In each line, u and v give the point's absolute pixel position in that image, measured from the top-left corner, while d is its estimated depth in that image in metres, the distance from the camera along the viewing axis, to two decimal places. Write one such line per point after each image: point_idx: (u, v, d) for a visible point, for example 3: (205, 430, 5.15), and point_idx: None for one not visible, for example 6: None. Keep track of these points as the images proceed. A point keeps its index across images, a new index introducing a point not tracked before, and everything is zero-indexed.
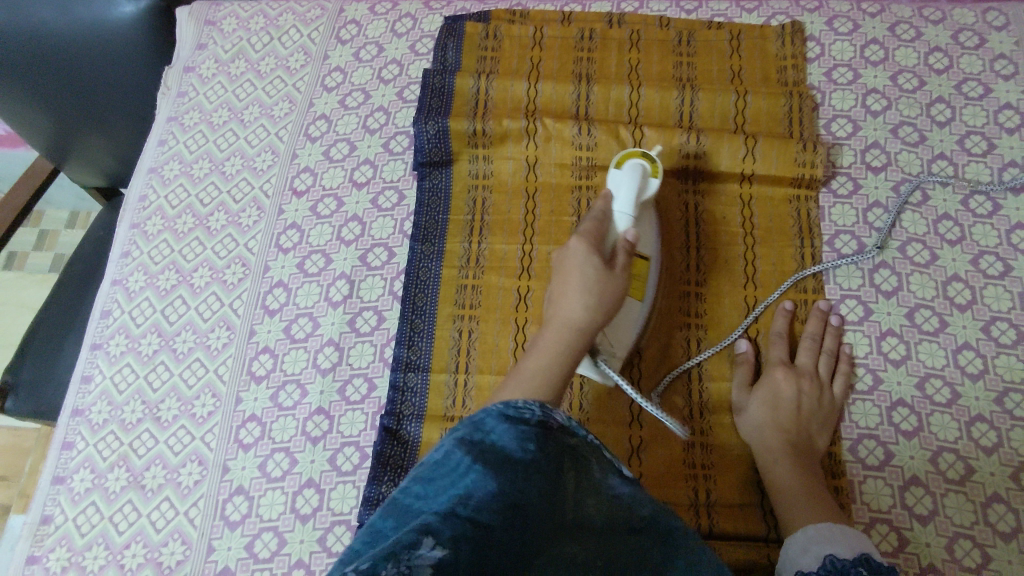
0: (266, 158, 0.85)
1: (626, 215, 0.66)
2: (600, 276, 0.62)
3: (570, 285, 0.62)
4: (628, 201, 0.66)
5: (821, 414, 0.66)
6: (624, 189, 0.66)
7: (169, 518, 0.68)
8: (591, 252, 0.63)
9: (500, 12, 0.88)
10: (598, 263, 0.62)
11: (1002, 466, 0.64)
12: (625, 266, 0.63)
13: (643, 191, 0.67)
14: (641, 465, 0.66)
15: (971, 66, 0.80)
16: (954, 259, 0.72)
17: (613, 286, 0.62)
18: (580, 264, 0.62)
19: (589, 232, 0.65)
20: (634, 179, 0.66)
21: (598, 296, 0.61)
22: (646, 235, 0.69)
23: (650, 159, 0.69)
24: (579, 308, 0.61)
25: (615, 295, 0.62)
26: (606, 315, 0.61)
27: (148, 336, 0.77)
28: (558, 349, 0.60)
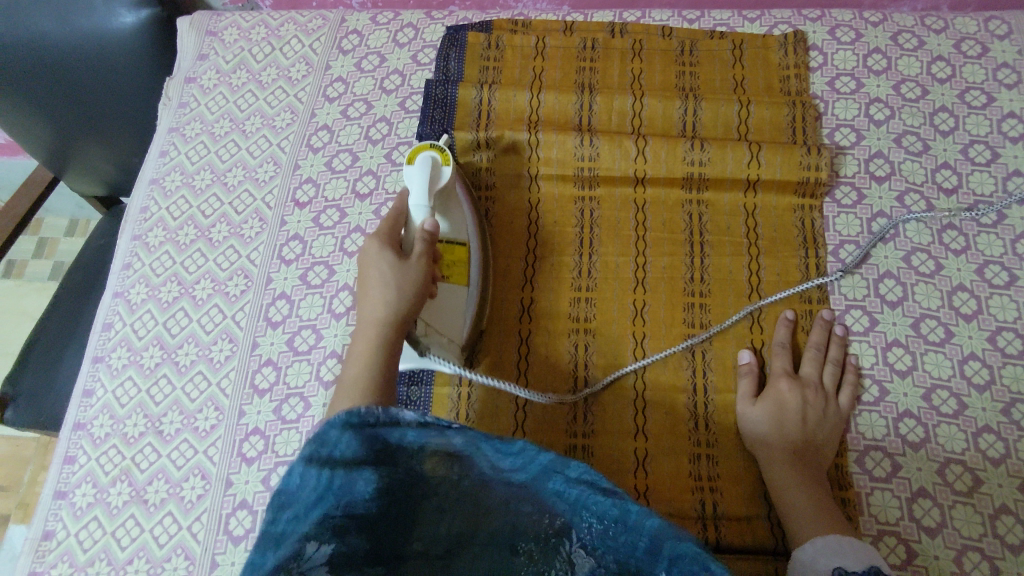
0: (268, 169, 0.85)
1: (422, 208, 0.67)
2: (397, 268, 0.61)
3: (371, 281, 0.61)
4: (423, 193, 0.67)
5: (828, 425, 0.66)
6: (416, 184, 0.68)
7: (172, 533, 0.68)
8: (384, 246, 0.62)
9: (502, 22, 0.88)
10: (392, 258, 0.61)
11: (1009, 477, 0.64)
12: (424, 254, 0.63)
13: (436, 181, 0.69)
14: (646, 478, 0.66)
15: (974, 75, 0.80)
16: (959, 268, 0.72)
17: (412, 275, 0.61)
18: (375, 261, 0.61)
19: (383, 229, 0.64)
20: (425, 171, 0.69)
21: (397, 286, 0.60)
22: (454, 221, 0.71)
23: (439, 151, 0.71)
24: (381, 301, 0.59)
25: (417, 283, 0.61)
26: (411, 301, 0.60)
27: (151, 348, 0.77)
28: (371, 345, 0.57)
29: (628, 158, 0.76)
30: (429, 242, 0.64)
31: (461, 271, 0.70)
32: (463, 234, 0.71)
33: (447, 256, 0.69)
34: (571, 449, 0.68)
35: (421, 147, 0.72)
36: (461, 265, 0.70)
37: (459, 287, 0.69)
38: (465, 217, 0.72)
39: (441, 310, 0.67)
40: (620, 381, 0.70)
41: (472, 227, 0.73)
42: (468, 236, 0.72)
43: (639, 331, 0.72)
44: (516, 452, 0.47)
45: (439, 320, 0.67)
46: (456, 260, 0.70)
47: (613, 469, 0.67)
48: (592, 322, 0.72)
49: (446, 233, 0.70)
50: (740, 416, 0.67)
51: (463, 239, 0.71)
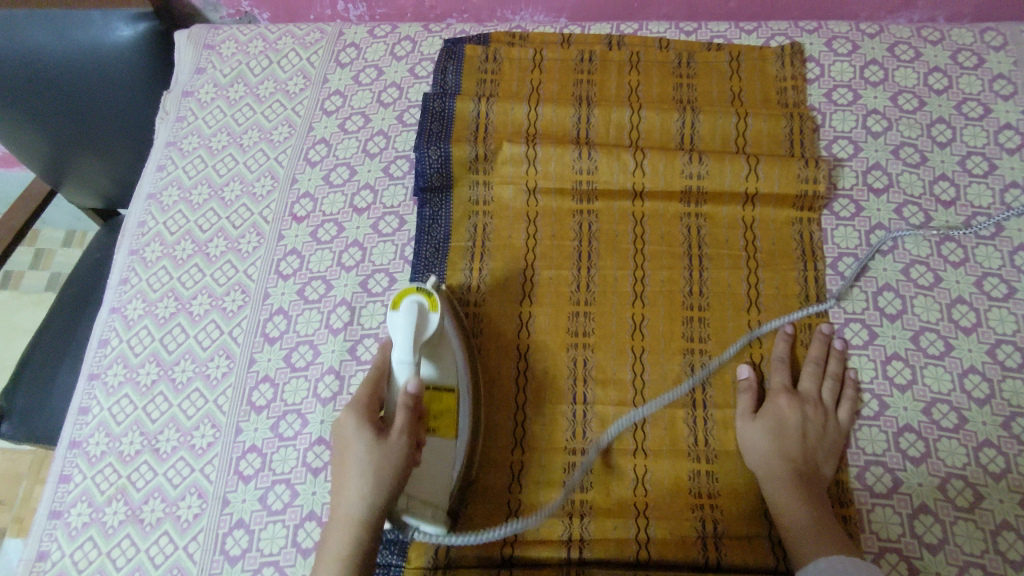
0: (265, 183, 0.84)
1: (406, 365, 0.62)
2: (374, 452, 0.56)
3: (347, 469, 0.56)
4: (407, 348, 0.62)
5: (828, 440, 0.66)
6: (400, 335, 0.62)
7: (169, 552, 0.67)
8: (362, 424, 0.58)
9: (500, 35, 0.88)
10: (370, 436, 0.57)
11: (1011, 493, 0.63)
12: (406, 428, 0.58)
13: (422, 332, 0.63)
14: (646, 496, 0.66)
15: (970, 86, 0.80)
16: (958, 281, 0.72)
17: (391, 458, 0.56)
18: (352, 441, 0.57)
19: (361, 400, 0.60)
20: (410, 321, 0.63)
21: (374, 475, 0.55)
22: (444, 369, 0.65)
23: (427, 293, 0.65)
24: (355, 497, 0.55)
25: (395, 470, 0.56)
26: (388, 493, 0.56)
27: (147, 365, 0.76)
28: (344, 553, 0.54)
29: (626, 171, 0.76)
30: (412, 410, 0.59)
31: (450, 425, 0.64)
32: (452, 379, 0.66)
33: (435, 410, 0.64)
34: (570, 467, 0.67)
35: (407, 287, 0.66)
36: (450, 419, 0.64)
37: (447, 443, 0.64)
38: (456, 360, 0.67)
39: (428, 475, 0.62)
40: (620, 396, 0.70)
41: (462, 370, 0.67)
42: (458, 382, 0.66)
43: (638, 345, 0.71)
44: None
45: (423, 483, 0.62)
46: (444, 412, 0.64)
47: (613, 488, 0.66)
48: (590, 337, 0.72)
49: (434, 381, 0.65)
50: (740, 433, 0.67)
51: (452, 387, 0.66)
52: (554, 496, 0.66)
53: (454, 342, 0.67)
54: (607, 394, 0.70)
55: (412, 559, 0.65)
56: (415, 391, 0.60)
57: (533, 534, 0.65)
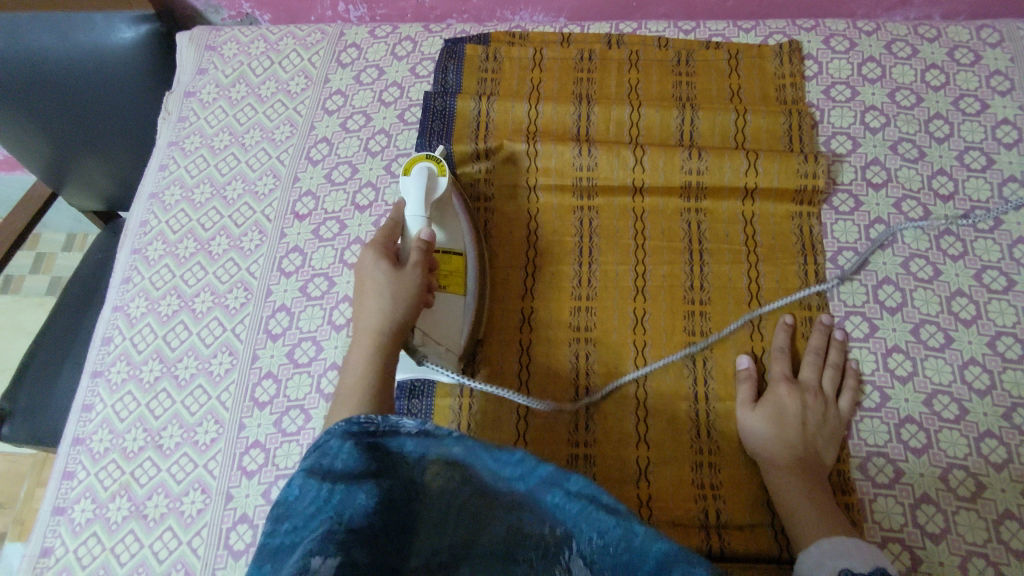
0: (267, 181, 0.85)
1: (418, 218, 0.68)
2: (391, 279, 0.62)
3: (367, 295, 0.62)
4: (420, 205, 0.69)
5: (828, 428, 0.66)
6: (413, 195, 0.69)
7: (172, 548, 0.67)
8: (380, 258, 0.63)
9: (500, 34, 0.88)
10: (387, 266, 0.63)
11: (1012, 482, 0.63)
12: (419, 263, 0.64)
13: (432, 192, 0.70)
14: (648, 487, 0.66)
15: (967, 82, 0.81)
16: (957, 274, 0.72)
17: (405, 286, 0.62)
18: (371, 272, 0.63)
19: (379, 240, 0.66)
20: (421, 183, 0.69)
21: (392, 296, 0.61)
22: (452, 231, 0.71)
23: (435, 161, 0.72)
24: (375, 316, 0.60)
25: (411, 295, 0.62)
26: (403, 314, 0.61)
27: (150, 362, 0.77)
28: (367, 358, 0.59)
29: (626, 167, 0.77)
30: (425, 253, 0.65)
31: (459, 281, 0.69)
32: (461, 243, 0.71)
33: (447, 264, 0.69)
34: (572, 459, 0.67)
35: (416, 156, 0.73)
36: (460, 275, 0.69)
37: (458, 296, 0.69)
38: (461, 226, 0.72)
39: (443, 320, 0.67)
40: (621, 389, 0.70)
41: (468, 237, 0.73)
42: (465, 246, 0.72)
43: (640, 339, 0.72)
44: (516, 461, 0.47)
45: (438, 327, 0.67)
46: (454, 270, 0.69)
47: (615, 478, 0.66)
48: (592, 331, 0.72)
49: (444, 242, 0.70)
50: (740, 423, 0.67)
51: (461, 249, 0.71)
52: None
53: (462, 211, 0.74)
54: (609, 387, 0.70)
55: None
56: (426, 239, 0.66)
57: None
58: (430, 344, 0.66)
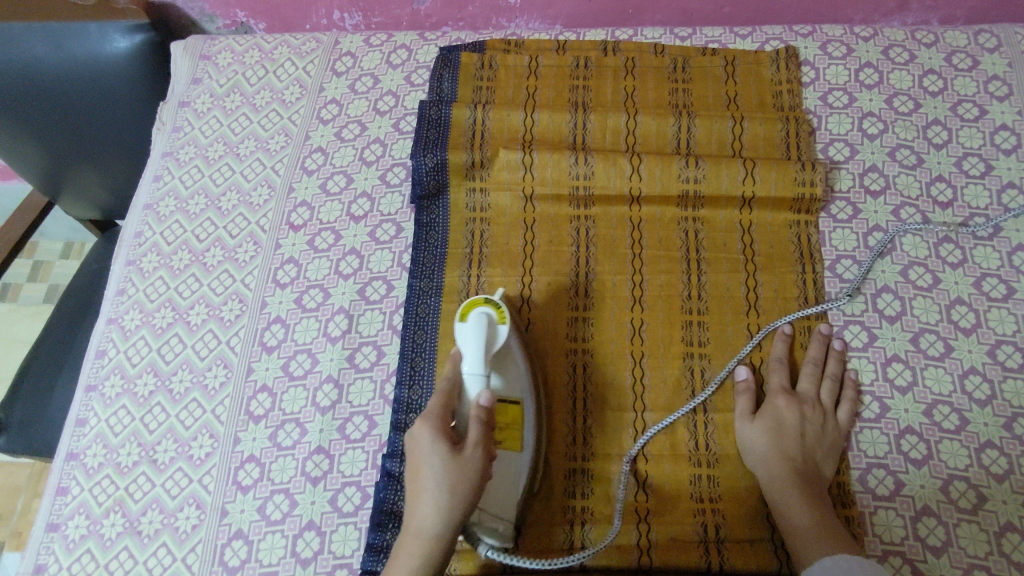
0: (262, 192, 0.84)
1: (478, 379, 0.63)
2: (450, 468, 0.57)
3: (422, 481, 0.57)
4: (478, 361, 0.63)
5: (827, 440, 0.66)
6: (471, 351, 0.63)
7: (167, 564, 0.67)
8: (438, 438, 0.58)
9: (495, 42, 0.88)
10: (446, 452, 0.57)
11: (1014, 494, 0.63)
12: (479, 443, 0.58)
13: (492, 344, 0.64)
14: (647, 501, 0.65)
15: (965, 87, 0.81)
16: (956, 282, 0.72)
17: (465, 475, 0.57)
18: (427, 456, 0.57)
19: (436, 414, 0.60)
20: (479, 336, 0.64)
21: (449, 491, 0.56)
22: (510, 381, 0.65)
23: (495, 305, 0.66)
24: (431, 514, 0.56)
25: (471, 484, 0.57)
26: (462, 508, 0.57)
27: (145, 376, 0.76)
28: (417, 560, 0.55)
29: (623, 176, 0.76)
30: (484, 427, 0.59)
31: (516, 438, 0.64)
32: (517, 391, 0.66)
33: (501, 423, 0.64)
34: (571, 473, 0.67)
35: (476, 300, 0.67)
36: (515, 432, 0.64)
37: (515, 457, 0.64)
38: (519, 372, 0.67)
39: (496, 489, 0.62)
40: (619, 401, 0.69)
41: (527, 382, 0.67)
42: (522, 394, 0.66)
43: (638, 350, 0.71)
44: None
45: (492, 499, 0.62)
46: (510, 426, 0.64)
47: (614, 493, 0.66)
48: (590, 343, 0.72)
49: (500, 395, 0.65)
50: (740, 435, 0.67)
51: (517, 400, 0.65)
52: (557, 504, 0.66)
53: (520, 358, 0.67)
54: (607, 400, 0.70)
55: None
56: (486, 409, 0.60)
57: (534, 540, 0.64)
58: (485, 522, 0.61)
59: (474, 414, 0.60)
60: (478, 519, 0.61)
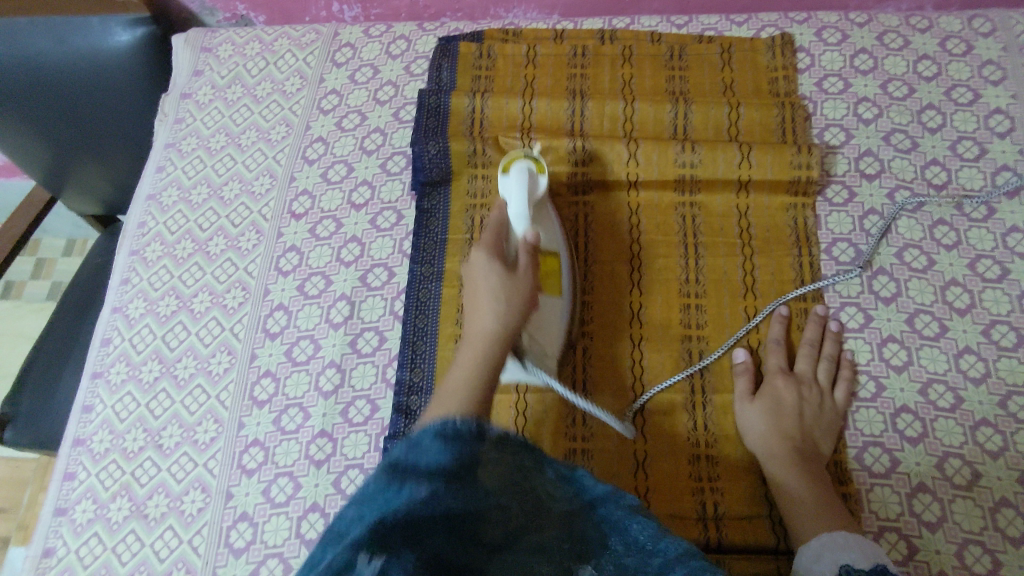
0: (264, 182, 0.85)
1: (523, 218, 0.67)
2: (505, 282, 0.60)
3: (479, 296, 0.60)
4: (523, 204, 0.67)
5: (825, 419, 0.66)
6: (514, 195, 0.68)
7: (173, 547, 0.68)
8: (492, 258, 0.62)
9: (493, 32, 0.89)
10: (502, 269, 0.61)
11: (1008, 470, 0.64)
12: (529, 266, 0.62)
13: (532, 193, 0.70)
14: (647, 479, 0.66)
15: (959, 72, 0.81)
16: (951, 264, 0.72)
17: (520, 289, 0.60)
18: (484, 273, 0.61)
19: (489, 241, 0.64)
20: (523, 181, 0.69)
21: (506, 302, 0.59)
22: (548, 235, 0.70)
23: (534, 160, 0.72)
24: (490, 318, 0.58)
25: (525, 296, 0.60)
26: (519, 316, 0.59)
27: (150, 363, 0.77)
28: (478, 362, 0.56)
29: (620, 161, 0.77)
30: (532, 254, 0.64)
31: (555, 284, 0.68)
32: (553, 247, 0.70)
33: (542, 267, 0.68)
34: (570, 453, 0.68)
35: (513, 156, 0.73)
36: (556, 278, 0.69)
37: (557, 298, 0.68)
38: (554, 230, 0.72)
39: (544, 325, 0.66)
40: (619, 383, 0.70)
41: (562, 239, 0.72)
42: (559, 249, 0.71)
43: (637, 332, 0.72)
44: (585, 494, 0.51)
45: (540, 330, 0.66)
46: (550, 272, 0.69)
47: (614, 472, 0.66)
48: (589, 326, 0.73)
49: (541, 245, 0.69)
50: (739, 415, 0.67)
51: (554, 252, 0.70)
52: None
53: (554, 217, 0.73)
54: (607, 382, 0.70)
55: None
56: (533, 241, 0.64)
57: None
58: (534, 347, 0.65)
59: (523, 241, 0.64)
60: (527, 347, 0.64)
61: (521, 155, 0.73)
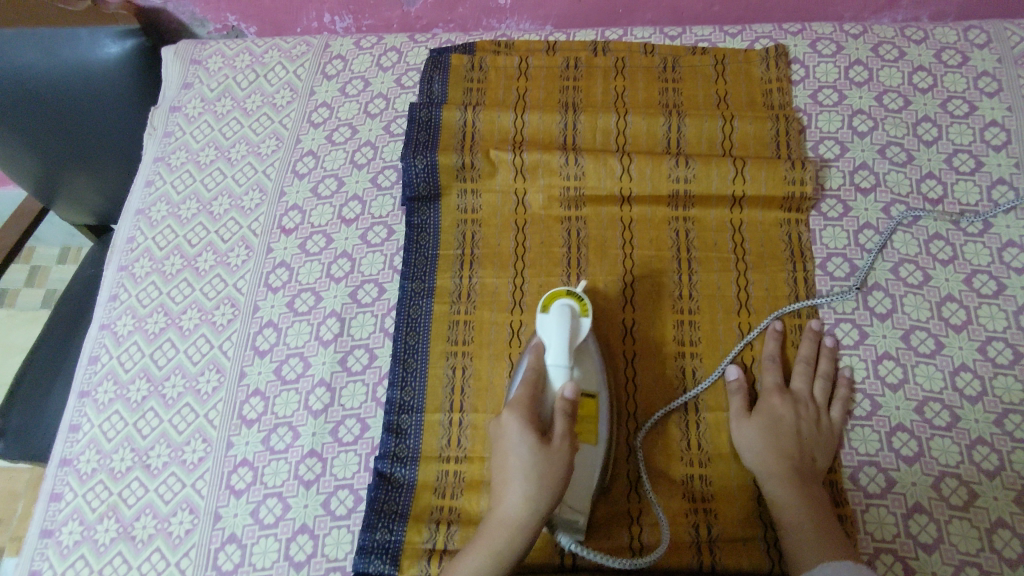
0: (253, 196, 0.84)
1: (561, 370, 0.62)
2: (537, 459, 0.56)
3: (508, 473, 0.57)
4: (562, 351, 0.62)
5: (821, 438, 0.65)
6: (554, 342, 0.63)
7: (161, 569, 0.67)
8: (527, 427, 0.57)
9: (485, 44, 0.88)
10: (534, 441, 0.57)
11: (1005, 490, 0.63)
12: (566, 436, 0.58)
13: (575, 335, 0.64)
14: (639, 501, 0.65)
15: (955, 84, 0.81)
16: (947, 279, 0.72)
17: (553, 466, 0.56)
18: (515, 447, 0.57)
19: (524, 402, 0.59)
20: (564, 326, 0.63)
21: (535, 486, 0.56)
22: (588, 373, 0.65)
23: (578, 297, 0.67)
24: (517, 503, 0.56)
25: (559, 475, 0.56)
26: (550, 501, 0.56)
27: (137, 381, 0.76)
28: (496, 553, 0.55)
29: (613, 176, 0.76)
30: (569, 420, 0.59)
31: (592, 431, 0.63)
32: (594, 385, 0.65)
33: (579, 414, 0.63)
34: None
35: (557, 292, 0.67)
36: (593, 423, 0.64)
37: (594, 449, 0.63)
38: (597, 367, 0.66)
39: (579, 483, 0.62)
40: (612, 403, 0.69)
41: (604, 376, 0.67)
42: (599, 388, 0.65)
43: (630, 350, 0.71)
44: None
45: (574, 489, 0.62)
46: (586, 417, 0.64)
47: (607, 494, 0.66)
48: None
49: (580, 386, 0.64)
50: (736, 433, 0.66)
51: (593, 393, 0.65)
52: None
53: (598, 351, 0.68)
54: None
55: (405, 567, 0.63)
56: (570, 403, 0.59)
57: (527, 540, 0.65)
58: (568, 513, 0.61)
59: (559, 404, 0.59)
60: (559, 514, 0.61)
61: (565, 289, 0.68)
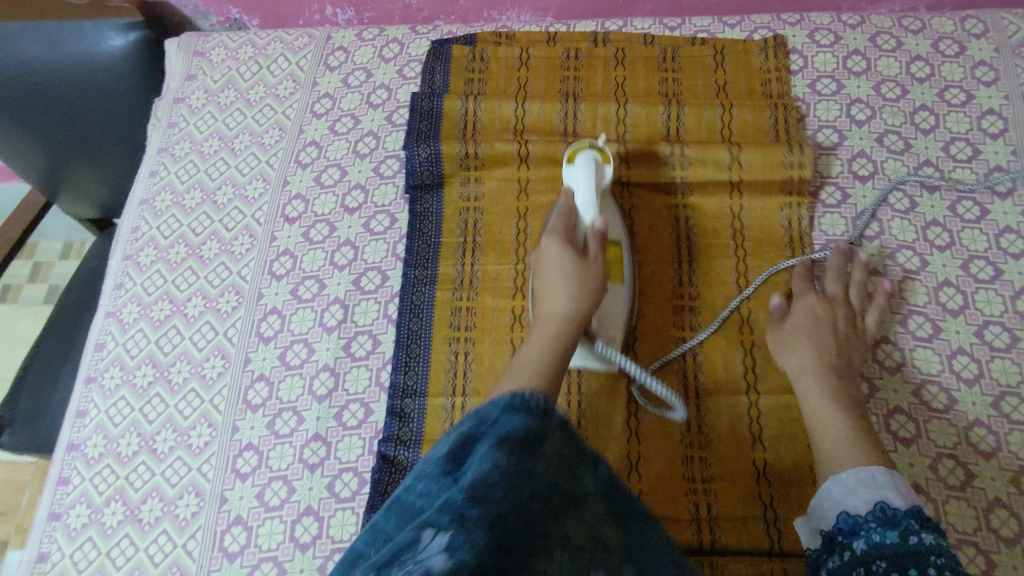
0: (257, 186, 0.85)
1: (591, 206, 0.69)
2: (577, 267, 0.65)
3: (551, 283, 0.65)
4: (590, 191, 0.69)
5: (855, 345, 0.67)
6: (581, 183, 0.70)
7: (168, 551, 0.68)
8: (565, 246, 0.66)
9: (486, 34, 0.89)
10: (574, 256, 0.65)
11: (1001, 471, 0.64)
12: (599, 253, 0.66)
13: (600, 180, 0.71)
14: (640, 482, 0.66)
15: (952, 73, 0.81)
16: (944, 265, 0.72)
17: (589, 275, 0.65)
18: (557, 260, 0.65)
19: (560, 229, 0.68)
20: (589, 170, 0.70)
21: (576, 289, 0.63)
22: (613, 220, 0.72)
23: (600, 150, 0.73)
24: (563, 298, 0.63)
25: (595, 280, 0.65)
26: (590, 298, 0.64)
27: (143, 367, 0.77)
28: (550, 340, 0.61)
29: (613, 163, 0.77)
30: (601, 240, 0.67)
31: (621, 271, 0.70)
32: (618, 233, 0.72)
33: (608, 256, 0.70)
34: None
35: (580, 145, 0.74)
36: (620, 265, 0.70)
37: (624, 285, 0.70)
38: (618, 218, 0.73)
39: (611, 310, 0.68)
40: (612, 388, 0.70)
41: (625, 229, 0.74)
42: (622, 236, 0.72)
43: (631, 335, 0.72)
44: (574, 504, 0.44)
45: (608, 315, 0.68)
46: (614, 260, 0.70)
47: None
48: None
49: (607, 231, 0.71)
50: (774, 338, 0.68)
51: (617, 238, 0.71)
52: None
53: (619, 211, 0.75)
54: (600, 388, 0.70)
55: None
56: (602, 227, 0.67)
57: None
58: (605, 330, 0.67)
59: (591, 227, 0.67)
60: (597, 328, 0.67)
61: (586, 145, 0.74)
